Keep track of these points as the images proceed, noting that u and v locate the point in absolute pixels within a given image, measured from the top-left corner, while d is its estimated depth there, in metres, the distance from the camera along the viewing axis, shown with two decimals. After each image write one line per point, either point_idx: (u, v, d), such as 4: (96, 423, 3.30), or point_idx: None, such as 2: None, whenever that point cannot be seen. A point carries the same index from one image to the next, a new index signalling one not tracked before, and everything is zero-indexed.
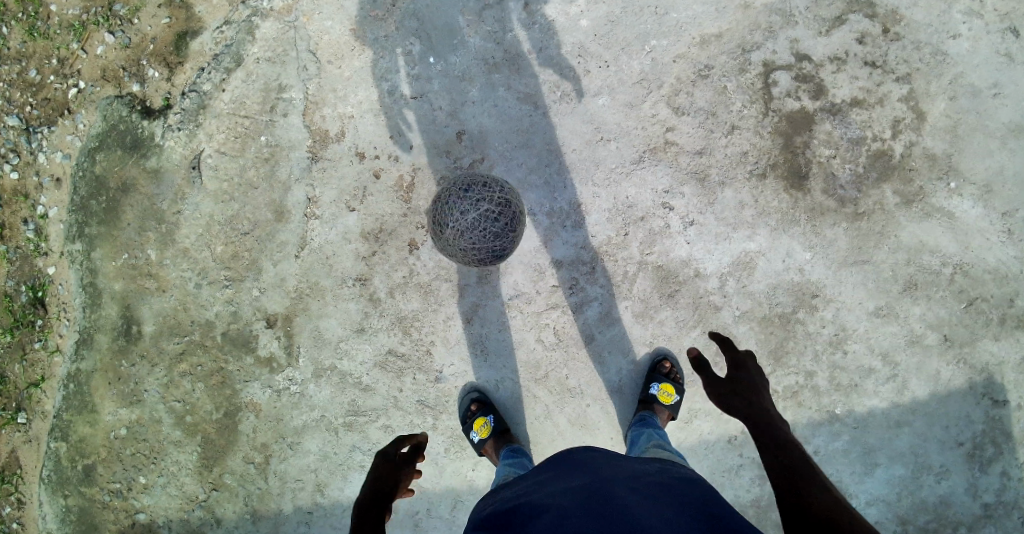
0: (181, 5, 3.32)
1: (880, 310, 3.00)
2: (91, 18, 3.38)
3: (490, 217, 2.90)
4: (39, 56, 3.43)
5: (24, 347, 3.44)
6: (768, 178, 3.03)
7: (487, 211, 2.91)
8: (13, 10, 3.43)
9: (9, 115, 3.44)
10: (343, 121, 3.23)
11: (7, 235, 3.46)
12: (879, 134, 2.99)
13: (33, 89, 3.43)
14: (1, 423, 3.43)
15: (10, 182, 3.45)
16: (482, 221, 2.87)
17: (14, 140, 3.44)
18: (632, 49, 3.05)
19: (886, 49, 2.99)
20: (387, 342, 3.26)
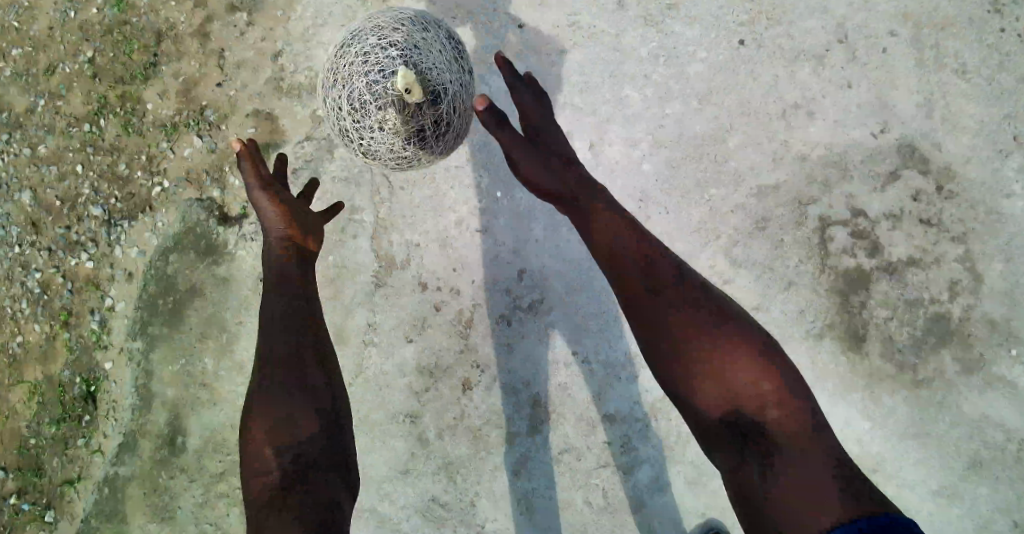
0: (269, 117, 3.28)
1: (944, 490, 3.06)
2: (183, 121, 3.31)
3: (439, 72, 2.11)
4: (131, 151, 3.33)
5: (66, 442, 3.25)
6: (824, 338, 3.12)
7: (433, 60, 2.10)
8: (111, 103, 3.35)
9: (94, 205, 3.33)
10: (408, 249, 3.27)
11: (71, 322, 3.30)
12: (936, 297, 3.10)
13: (120, 182, 3.33)
14: (26, 518, 3.25)
15: (84, 271, 3.31)
16: (434, 80, 2.10)
17: (95, 230, 3.32)
18: (693, 195, 3.14)
19: (941, 208, 3.10)
20: (430, 488, 3.20)
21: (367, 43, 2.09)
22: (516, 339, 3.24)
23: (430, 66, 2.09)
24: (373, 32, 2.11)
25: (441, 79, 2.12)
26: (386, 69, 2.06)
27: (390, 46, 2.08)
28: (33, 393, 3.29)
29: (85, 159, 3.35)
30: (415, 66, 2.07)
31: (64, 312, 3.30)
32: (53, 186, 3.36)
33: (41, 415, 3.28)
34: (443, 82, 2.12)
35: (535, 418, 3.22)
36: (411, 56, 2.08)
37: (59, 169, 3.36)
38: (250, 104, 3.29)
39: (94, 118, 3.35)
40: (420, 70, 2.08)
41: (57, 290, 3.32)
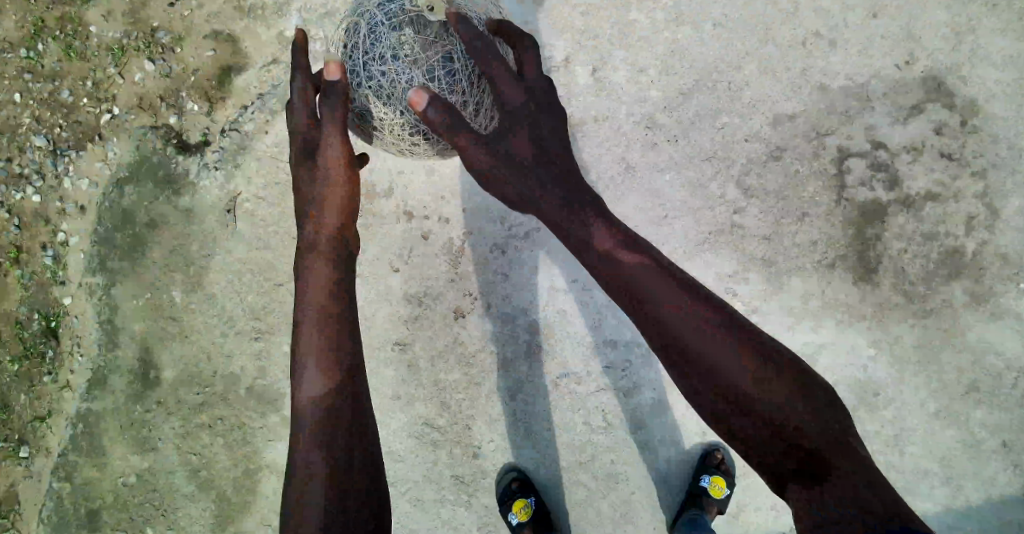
0: (228, 38, 3.14)
1: (940, 413, 2.86)
2: (132, 43, 3.18)
3: (440, 75, 2.01)
4: (75, 77, 3.21)
5: (32, 379, 3.24)
6: (837, 268, 2.93)
7: (436, 60, 2.00)
8: (51, 27, 3.21)
9: (36, 135, 3.23)
10: (392, 177, 3.05)
11: (22, 259, 3.26)
12: (952, 230, 2.90)
13: (64, 111, 3.22)
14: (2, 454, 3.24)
15: (31, 205, 3.24)
16: (422, 80, 2.00)
17: (39, 161, 3.23)
18: (701, 123, 2.94)
19: (965, 141, 2.90)
20: (423, 412, 3.09)
21: (378, 20, 2.03)
22: (511, 268, 3.06)
23: (432, 66, 2.00)
24: (400, 33, 1.99)
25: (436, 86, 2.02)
26: (380, 56, 2.01)
27: (398, 28, 2.00)
28: None
29: (24, 88, 3.24)
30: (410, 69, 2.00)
31: (14, 249, 3.25)
32: None
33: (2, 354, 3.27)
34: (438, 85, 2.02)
35: (533, 343, 3.05)
36: (413, 45, 1.99)
37: None
38: (207, 25, 3.15)
39: (36, 43, 3.21)
40: (414, 66, 2.00)
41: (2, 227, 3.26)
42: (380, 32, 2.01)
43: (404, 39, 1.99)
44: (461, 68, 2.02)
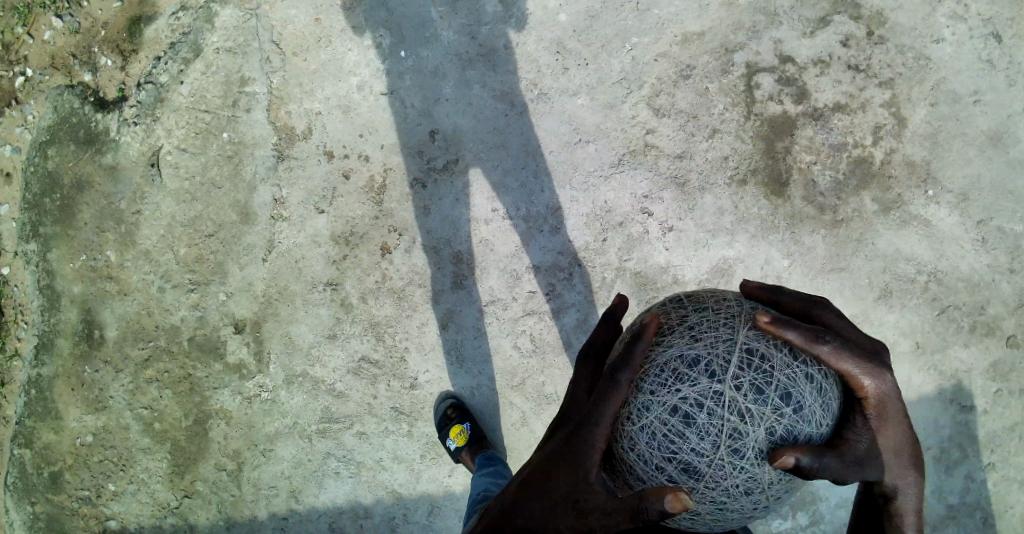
0: None
1: (854, 318, 3.00)
2: (37, 1, 3.32)
3: (733, 413, 1.55)
4: None
5: None
6: (748, 184, 3.01)
7: (741, 361, 1.58)
8: None
9: None
10: (309, 117, 3.14)
11: None
12: (860, 141, 2.99)
13: None
14: None
15: None
16: (675, 404, 1.57)
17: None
18: (611, 46, 3.05)
19: (871, 52, 2.99)
20: (360, 348, 3.13)
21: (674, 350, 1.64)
22: (431, 201, 3.10)
23: (747, 381, 1.57)
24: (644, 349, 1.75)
25: (697, 439, 1.56)
26: (660, 373, 1.62)
27: (710, 358, 1.59)
28: None
29: None
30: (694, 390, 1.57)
31: None
32: None
33: None
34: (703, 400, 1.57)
35: (459, 272, 3.09)
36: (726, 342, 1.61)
37: None
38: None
39: None
40: (692, 377, 1.59)
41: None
42: (680, 314, 1.72)
43: (704, 348, 1.61)
44: (747, 423, 1.55)
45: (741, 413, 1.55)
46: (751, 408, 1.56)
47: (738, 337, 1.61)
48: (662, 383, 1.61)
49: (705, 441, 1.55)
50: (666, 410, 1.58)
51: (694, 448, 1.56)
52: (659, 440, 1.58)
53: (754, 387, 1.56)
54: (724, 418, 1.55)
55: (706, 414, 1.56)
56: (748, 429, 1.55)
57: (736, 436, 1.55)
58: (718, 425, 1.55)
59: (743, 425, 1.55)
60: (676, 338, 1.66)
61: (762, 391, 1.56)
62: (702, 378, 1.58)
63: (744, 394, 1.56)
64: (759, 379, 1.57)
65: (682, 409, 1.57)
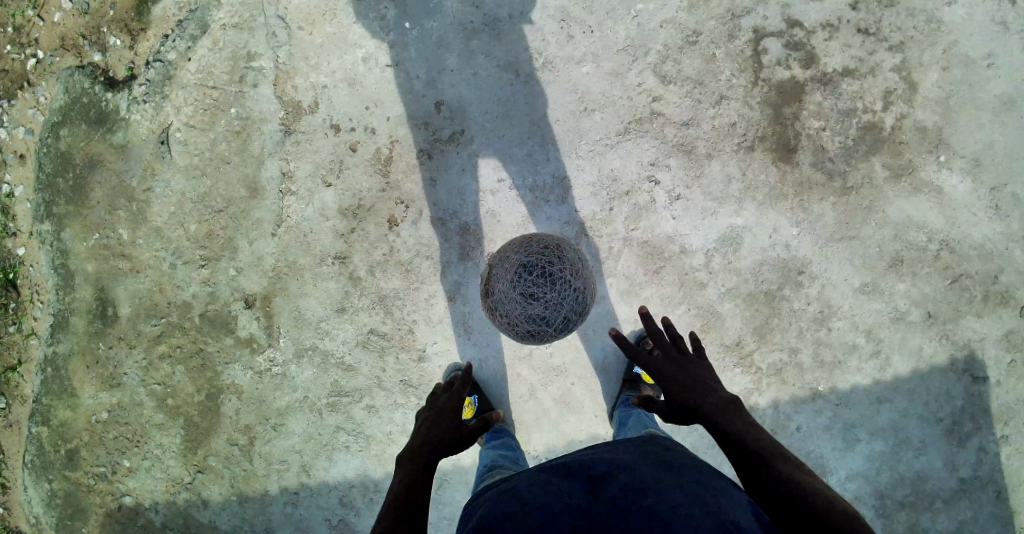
0: None
1: (866, 286, 2.96)
2: None
3: (507, 309, 2.20)
4: None
5: None
6: (756, 151, 2.99)
7: (565, 318, 2.18)
8: None
9: None
10: (316, 91, 3.15)
11: None
12: (869, 107, 2.96)
13: None
14: None
15: None
16: (527, 331, 2.19)
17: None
18: (616, 14, 3.03)
19: (880, 16, 2.96)
20: (368, 322, 3.15)
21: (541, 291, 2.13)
22: (438, 174, 3.10)
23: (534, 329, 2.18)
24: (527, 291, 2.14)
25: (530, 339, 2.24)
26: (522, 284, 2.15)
27: (535, 309, 2.14)
28: None
29: None
30: (507, 295, 2.19)
31: None
32: None
33: None
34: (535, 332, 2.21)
35: (466, 245, 3.10)
36: (552, 316, 2.16)
37: None
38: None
39: None
40: (524, 311, 2.15)
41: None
42: (563, 285, 2.15)
43: (552, 312, 2.15)
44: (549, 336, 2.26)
45: (517, 323, 2.20)
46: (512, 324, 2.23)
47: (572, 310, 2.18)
48: (528, 324, 2.17)
49: (502, 298, 2.22)
50: (503, 291, 2.22)
51: (500, 303, 2.22)
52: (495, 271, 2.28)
53: (531, 328, 2.18)
54: (506, 308, 2.20)
55: (505, 311, 2.21)
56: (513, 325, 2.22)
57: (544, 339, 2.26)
58: (505, 312, 2.22)
59: (510, 312, 2.20)
60: (544, 298, 2.13)
61: (527, 328, 2.18)
62: (525, 310, 2.15)
63: (516, 316, 2.18)
64: (566, 329, 2.23)
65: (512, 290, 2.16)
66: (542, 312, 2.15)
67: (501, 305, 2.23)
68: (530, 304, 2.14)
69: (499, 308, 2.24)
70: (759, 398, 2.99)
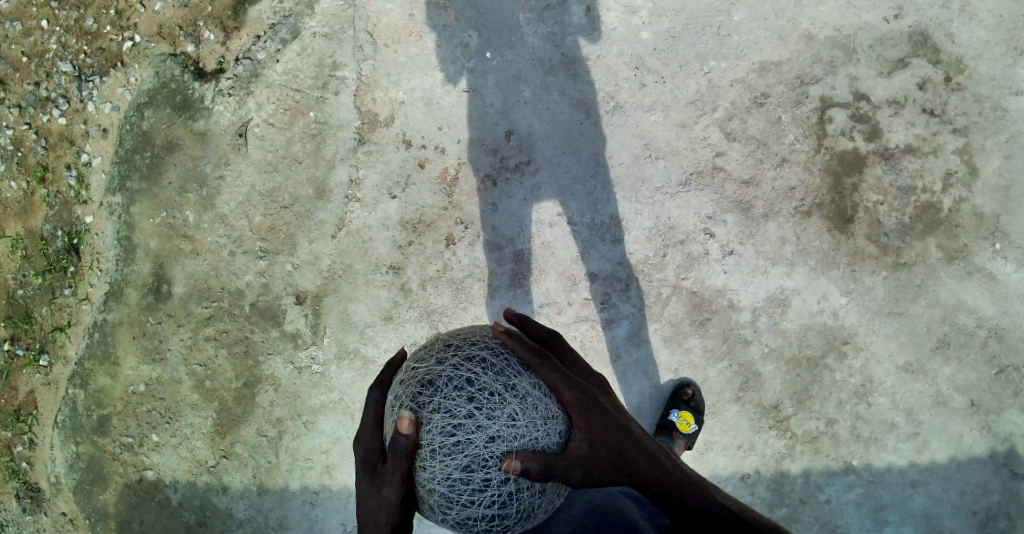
0: None
1: (910, 366, 2.97)
2: None
3: (517, 389, 1.65)
4: (98, 5, 3.51)
5: (54, 291, 3.50)
6: (813, 217, 3.04)
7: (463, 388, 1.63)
8: None
9: (62, 61, 3.52)
10: (392, 106, 3.26)
11: (47, 179, 3.53)
12: (929, 187, 3.01)
13: (88, 38, 3.51)
14: (23, 363, 3.50)
15: (56, 127, 3.53)
16: (470, 415, 1.60)
17: (65, 87, 3.52)
18: (689, 67, 3.13)
19: (947, 98, 3.03)
20: (412, 333, 3.20)
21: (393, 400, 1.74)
22: (500, 198, 3.18)
23: (462, 347, 1.73)
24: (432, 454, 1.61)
25: (494, 377, 1.65)
26: (421, 420, 1.63)
27: (417, 400, 1.66)
28: (16, 247, 3.54)
29: (50, 15, 3.53)
30: (453, 405, 1.61)
31: (40, 169, 3.52)
32: (26, 49, 3.55)
33: (27, 268, 3.53)
34: (483, 386, 1.63)
35: (518, 273, 3.16)
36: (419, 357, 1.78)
37: (23, 25, 3.54)
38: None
39: None
40: (434, 407, 1.62)
41: (30, 149, 3.54)
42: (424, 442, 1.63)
43: (440, 392, 1.63)
44: (502, 370, 1.67)
45: (471, 370, 1.66)
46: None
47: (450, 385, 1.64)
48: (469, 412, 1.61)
49: (509, 429, 1.60)
50: (439, 437, 1.60)
51: (527, 427, 1.61)
52: (457, 487, 1.58)
53: (477, 351, 1.71)
54: (515, 385, 1.65)
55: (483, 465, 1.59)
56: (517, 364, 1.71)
57: (500, 377, 1.66)
58: (497, 383, 1.64)
59: (513, 369, 1.68)
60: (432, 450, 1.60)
61: (462, 347, 1.73)
62: (435, 404, 1.62)
63: (483, 366, 1.67)
64: (474, 375, 1.65)
65: (456, 437, 1.59)
66: (419, 376, 1.70)
67: (495, 390, 1.63)
68: (420, 397, 1.65)
69: (502, 373, 1.67)
70: (791, 464, 2.99)
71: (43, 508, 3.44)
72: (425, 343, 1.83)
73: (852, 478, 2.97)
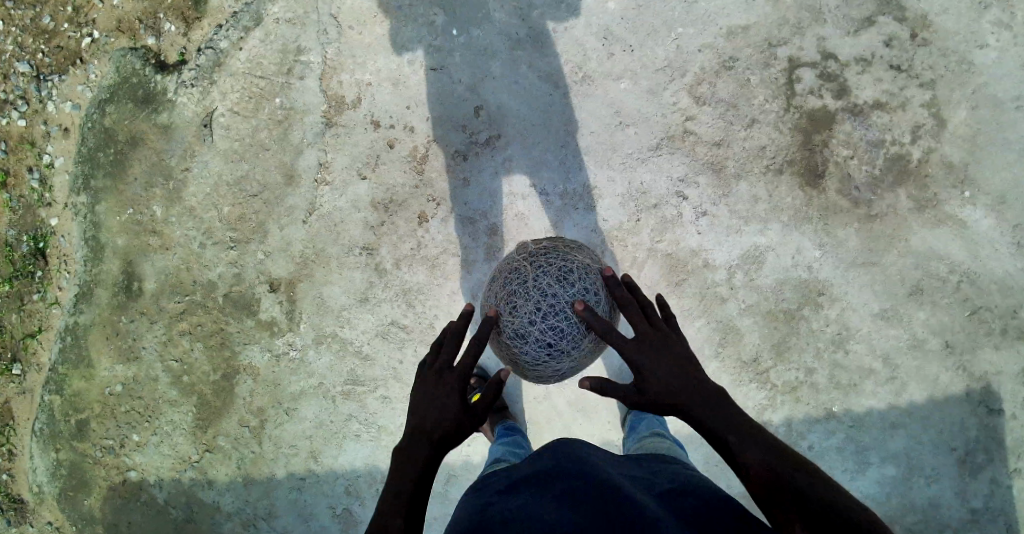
0: None
1: (885, 313, 3.00)
2: None
3: (580, 349, 2.19)
4: (55, 3, 3.46)
5: (22, 297, 3.44)
6: (784, 174, 3.06)
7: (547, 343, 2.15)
8: None
9: (20, 61, 3.47)
10: (360, 88, 3.24)
11: (9, 183, 3.47)
12: (897, 139, 3.04)
13: (47, 36, 3.46)
14: None
15: (17, 129, 3.47)
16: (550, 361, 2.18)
17: (23, 88, 3.47)
18: (657, 34, 3.13)
19: (912, 54, 3.05)
20: (390, 313, 3.18)
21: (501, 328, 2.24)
22: (471, 174, 3.17)
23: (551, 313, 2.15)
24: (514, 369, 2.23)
25: (573, 341, 2.16)
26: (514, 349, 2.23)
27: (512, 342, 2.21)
28: None
29: (6, 16, 3.48)
30: (534, 357, 2.18)
31: (2, 173, 3.46)
32: None
33: None
34: (563, 345, 2.16)
35: (493, 246, 3.15)
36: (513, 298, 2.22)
37: None
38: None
39: None
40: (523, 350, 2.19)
41: None
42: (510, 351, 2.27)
43: (530, 342, 2.17)
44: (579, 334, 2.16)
45: (553, 340, 2.15)
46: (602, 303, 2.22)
47: (539, 338, 2.15)
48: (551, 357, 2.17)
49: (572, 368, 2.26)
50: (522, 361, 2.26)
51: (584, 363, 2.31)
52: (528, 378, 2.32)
53: (560, 322, 2.14)
54: (584, 350, 2.20)
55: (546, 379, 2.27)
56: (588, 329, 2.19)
57: (577, 340, 2.17)
58: (569, 353, 2.18)
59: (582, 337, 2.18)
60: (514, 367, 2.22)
61: (549, 314, 2.14)
62: (523, 351, 2.19)
63: (565, 333, 2.14)
64: (559, 339, 2.15)
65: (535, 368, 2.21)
66: (511, 327, 2.19)
67: (569, 352, 2.17)
68: (510, 342, 2.21)
69: (576, 344, 2.17)
70: (773, 415, 3.02)
71: (27, 519, 3.38)
72: (518, 284, 2.21)
73: (834, 427, 3.01)
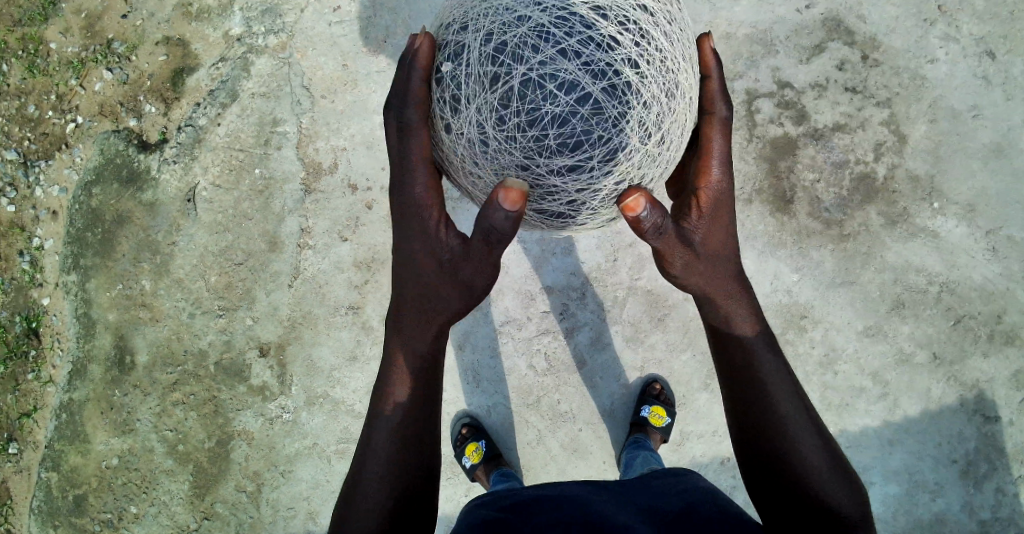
0: (179, 42, 3.48)
1: (869, 330, 3.03)
2: (89, 56, 3.54)
3: (648, 72, 1.86)
4: (39, 91, 3.58)
5: (16, 378, 3.47)
6: (755, 202, 3.08)
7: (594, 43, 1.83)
8: (14, 47, 3.59)
9: (7, 149, 3.57)
10: (335, 153, 3.34)
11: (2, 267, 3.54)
12: (861, 158, 3.10)
13: (32, 124, 3.58)
14: None
15: (7, 215, 3.55)
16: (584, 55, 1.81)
17: (12, 174, 3.56)
18: None
19: (866, 75, 3.12)
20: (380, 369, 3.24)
21: (468, 32, 1.90)
22: None
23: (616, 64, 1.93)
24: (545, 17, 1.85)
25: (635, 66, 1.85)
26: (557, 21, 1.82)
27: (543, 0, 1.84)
28: None
29: None
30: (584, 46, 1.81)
31: None
32: None
33: None
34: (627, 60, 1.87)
35: None
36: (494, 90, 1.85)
37: None
38: (159, 32, 3.49)
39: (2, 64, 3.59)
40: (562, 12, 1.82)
41: None
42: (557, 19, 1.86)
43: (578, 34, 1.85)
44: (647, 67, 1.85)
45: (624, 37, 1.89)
46: (596, 188, 1.96)
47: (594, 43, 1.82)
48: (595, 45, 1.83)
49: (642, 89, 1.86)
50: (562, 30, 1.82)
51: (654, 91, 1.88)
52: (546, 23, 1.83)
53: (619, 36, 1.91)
54: (651, 100, 1.87)
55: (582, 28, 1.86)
56: (614, 159, 1.90)
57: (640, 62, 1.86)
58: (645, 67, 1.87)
59: (681, 69, 1.95)
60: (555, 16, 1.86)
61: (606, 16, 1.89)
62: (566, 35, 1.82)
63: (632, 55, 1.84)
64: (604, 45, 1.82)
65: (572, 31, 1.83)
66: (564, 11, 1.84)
67: (622, 72, 1.83)
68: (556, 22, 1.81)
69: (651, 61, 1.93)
70: None
71: None
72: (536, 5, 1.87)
73: None
